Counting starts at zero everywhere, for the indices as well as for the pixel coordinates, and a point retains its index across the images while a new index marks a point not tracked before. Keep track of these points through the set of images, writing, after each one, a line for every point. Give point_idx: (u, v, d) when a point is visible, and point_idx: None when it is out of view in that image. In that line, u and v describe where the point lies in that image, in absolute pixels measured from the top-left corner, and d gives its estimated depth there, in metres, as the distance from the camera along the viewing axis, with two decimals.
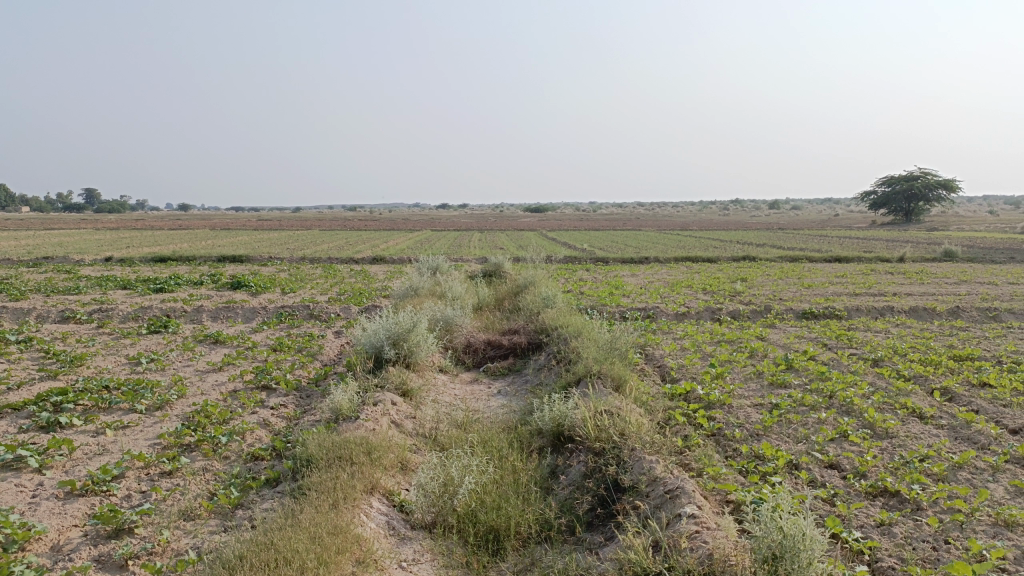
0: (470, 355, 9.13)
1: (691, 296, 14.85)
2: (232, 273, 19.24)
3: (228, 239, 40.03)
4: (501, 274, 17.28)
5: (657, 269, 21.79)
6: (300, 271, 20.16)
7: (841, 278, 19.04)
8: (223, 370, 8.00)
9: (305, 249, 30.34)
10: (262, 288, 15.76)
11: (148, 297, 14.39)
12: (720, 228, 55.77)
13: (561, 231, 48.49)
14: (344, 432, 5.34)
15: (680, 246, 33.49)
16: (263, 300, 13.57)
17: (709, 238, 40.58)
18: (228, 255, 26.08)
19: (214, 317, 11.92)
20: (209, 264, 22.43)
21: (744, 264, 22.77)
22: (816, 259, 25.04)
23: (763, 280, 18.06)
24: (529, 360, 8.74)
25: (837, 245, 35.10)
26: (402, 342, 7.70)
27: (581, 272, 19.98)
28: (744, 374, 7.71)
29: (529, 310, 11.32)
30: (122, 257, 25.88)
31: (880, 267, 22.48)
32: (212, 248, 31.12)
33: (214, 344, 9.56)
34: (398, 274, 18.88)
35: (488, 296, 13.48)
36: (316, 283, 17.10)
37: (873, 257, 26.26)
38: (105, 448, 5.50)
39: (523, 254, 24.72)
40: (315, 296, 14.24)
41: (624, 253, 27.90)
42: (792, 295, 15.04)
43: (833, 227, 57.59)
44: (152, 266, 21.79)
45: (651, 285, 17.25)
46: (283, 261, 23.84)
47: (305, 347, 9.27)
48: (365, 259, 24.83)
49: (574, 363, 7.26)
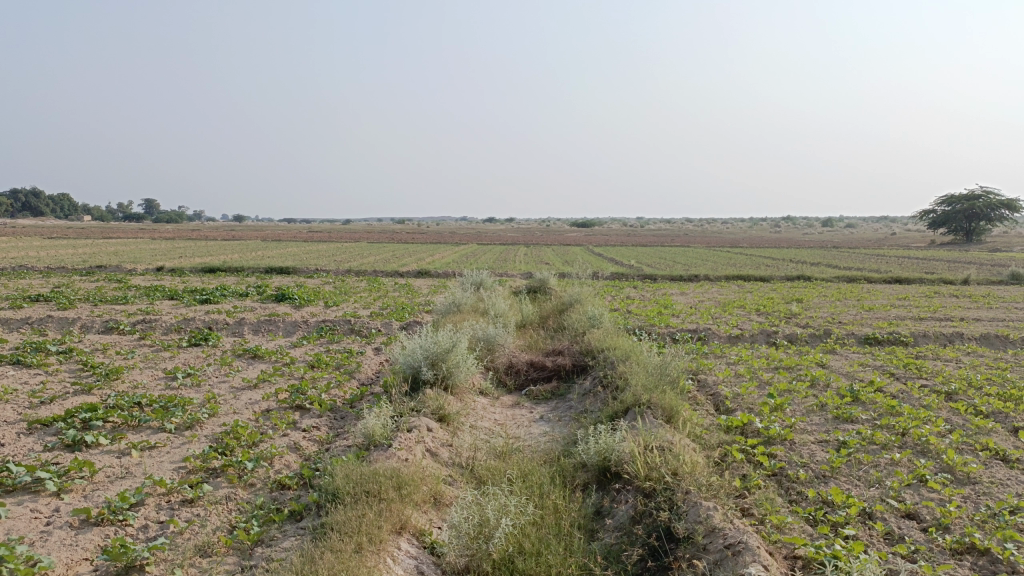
0: (512, 377, 8.75)
1: (743, 318, 14.26)
2: (277, 285, 19.25)
3: (278, 251, 40.49)
4: (547, 290, 16.91)
5: (707, 288, 21.15)
6: (345, 284, 20.08)
7: (903, 301, 18.18)
8: (258, 388, 7.77)
9: (351, 262, 30.43)
10: (306, 301, 15.66)
11: (193, 308, 14.38)
12: (771, 246, 54.50)
13: (609, 247, 47.90)
14: (376, 462, 5.01)
15: (730, 264, 32.70)
16: (305, 314, 13.44)
17: (760, 257, 39.64)
18: (276, 266, 26.22)
19: (255, 330, 11.77)
20: (256, 275, 22.54)
21: (798, 284, 21.99)
22: (874, 280, 24.09)
23: (819, 301, 17.34)
24: (574, 383, 8.33)
25: (895, 265, 33.93)
26: (440, 363, 7.37)
27: (629, 290, 19.48)
28: (806, 406, 7.19)
29: (575, 330, 10.91)
30: (174, 267, 26.22)
31: (943, 289, 21.48)
32: (261, 259, 31.42)
33: (251, 359, 9.37)
34: (442, 288, 18.64)
35: (532, 314, 13.10)
36: (359, 297, 16.95)
37: (936, 279, 25.16)
38: (128, 472, 5.26)
39: (570, 270, 24.32)
40: (357, 311, 14.05)
41: (673, 271, 27.30)
42: (852, 318, 14.35)
43: (890, 246, 55.86)
44: (201, 277, 21.99)
45: (701, 305, 16.69)
46: (329, 273, 23.86)
47: (343, 364, 9.01)
48: (410, 272, 24.73)
49: (621, 390, 6.83)
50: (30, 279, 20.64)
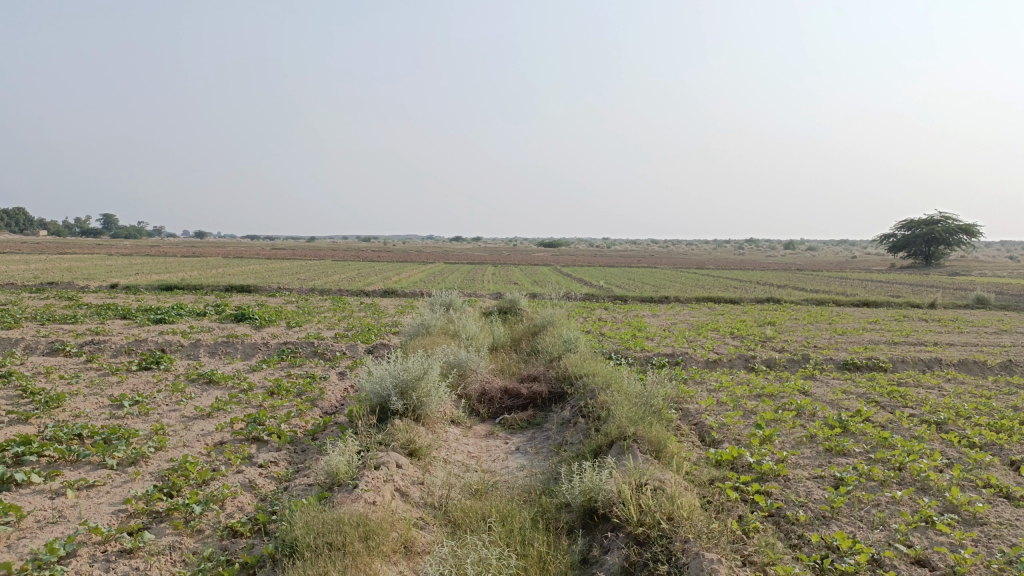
0: (486, 404, 8.29)
1: (719, 341, 13.99)
2: (238, 304, 18.57)
3: (241, 268, 39.54)
4: (517, 312, 16.52)
5: (679, 310, 20.91)
6: (309, 304, 19.45)
7: (874, 324, 18.12)
8: (212, 418, 7.21)
9: (316, 280, 29.73)
10: (267, 321, 15.03)
11: (147, 329, 13.68)
12: (737, 268, 54.84)
13: (577, 267, 47.69)
14: (340, 505, 4.53)
15: (699, 285, 32.67)
16: (266, 335, 12.84)
17: (727, 279, 39.78)
18: (237, 285, 25.44)
19: (212, 352, 11.16)
20: (216, 293, 21.80)
21: (768, 307, 21.88)
22: (842, 303, 24.11)
23: (792, 325, 17.16)
24: (551, 412, 7.90)
25: (860, 289, 34.20)
26: (411, 391, 6.90)
27: (599, 312, 19.15)
28: (795, 437, 6.85)
29: (549, 354, 10.50)
30: (129, 284, 25.31)
31: (911, 313, 21.54)
32: (222, 276, 30.57)
33: (206, 385, 8.79)
34: (409, 309, 18.17)
35: (504, 336, 12.66)
36: (324, 317, 16.34)
37: (903, 303, 25.26)
38: (61, 516, 4.68)
39: (539, 291, 23.98)
40: (321, 332, 13.47)
41: (642, 292, 27.06)
42: (827, 343, 14.15)
43: (852, 269, 56.61)
44: (157, 295, 21.19)
45: (674, 327, 16.42)
46: (292, 292, 23.19)
47: (305, 390, 8.48)
48: (376, 292, 24.18)
49: (603, 421, 6.43)
50: None
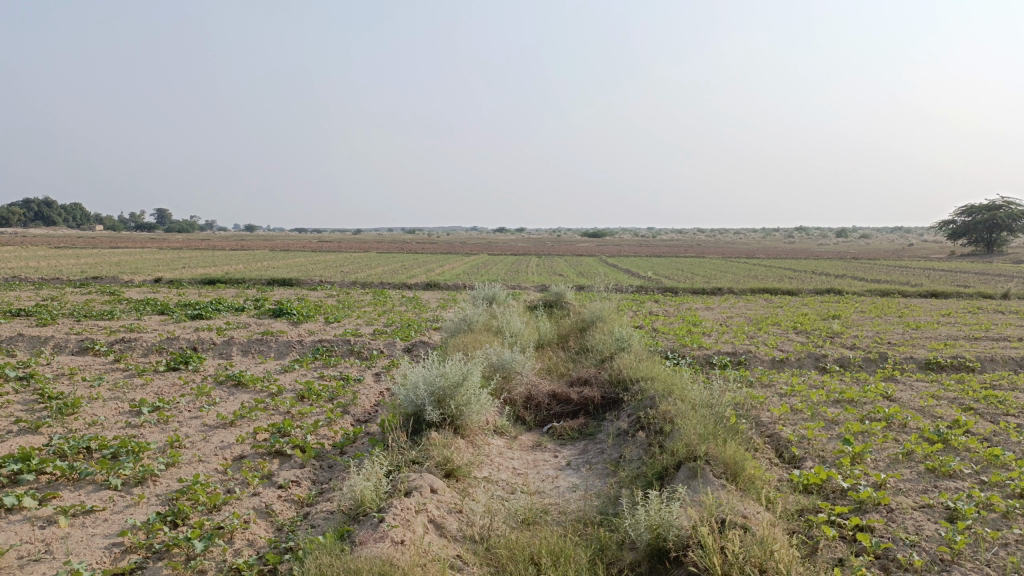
0: (532, 411, 7.55)
1: (782, 337, 13.03)
2: (277, 298, 18.15)
3: (285, 261, 39.46)
4: (564, 305, 15.73)
5: (733, 302, 19.86)
6: (350, 297, 18.93)
7: (947, 317, 16.87)
8: (234, 428, 6.59)
9: (358, 273, 29.30)
10: (305, 316, 14.50)
11: (182, 325, 13.25)
12: (789, 257, 53.02)
13: (623, 257, 46.62)
14: (362, 546, 3.83)
15: (751, 276, 31.43)
16: (302, 331, 12.29)
17: (780, 268, 38.36)
18: (279, 278, 25.11)
19: (244, 351, 10.62)
20: (257, 287, 21.44)
21: (828, 299, 20.69)
22: (908, 294, 22.71)
23: (857, 319, 16.02)
24: (605, 421, 7.12)
25: (923, 278, 32.52)
26: (448, 400, 6.17)
27: (650, 304, 18.24)
28: (890, 456, 5.98)
29: (600, 353, 9.70)
30: (173, 278, 25.17)
31: (984, 304, 20.14)
32: (266, 270, 30.36)
33: (234, 388, 8.21)
34: (451, 303, 17.52)
35: (550, 333, 11.88)
36: (363, 312, 15.78)
37: (974, 293, 23.72)
38: (46, 552, 4.06)
39: (585, 283, 23.13)
40: (359, 328, 12.87)
41: (693, 283, 25.95)
42: (900, 339, 13.05)
43: (911, 258, 54.32)
44: (198, 289, 20.91)
45: (731, 321, 15.47)
46: (333, 285, 22.75)
47: (338, 393, 7.84)
48: (418, 285, 23.62)
49: (668, 436, 5.63)
50: (20, 292, 19.64)
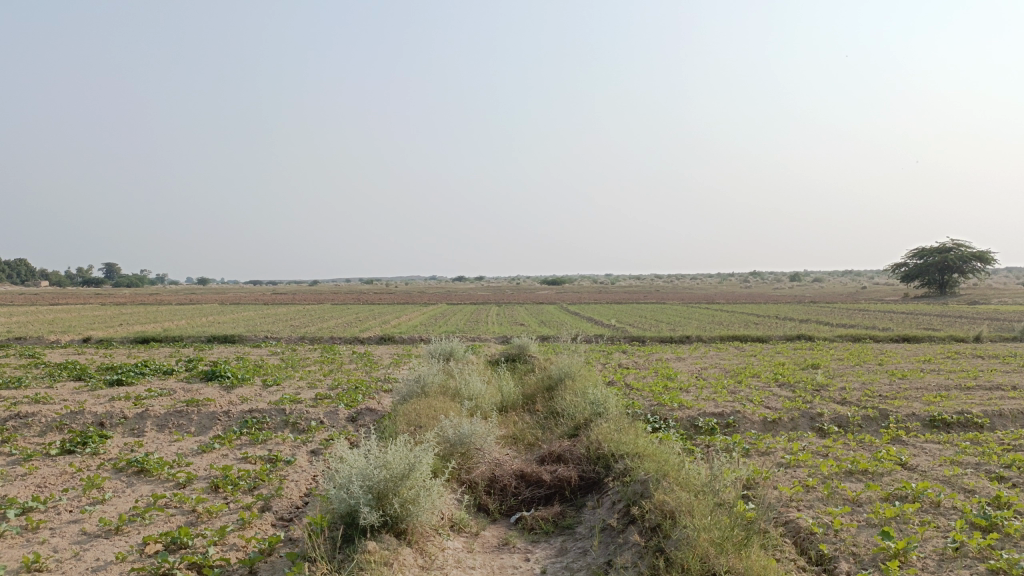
0: (497, 498, 6.26)
1: (765, 391, 11.99)
2: (214, 358, 16.56)
3: (233, 315, 37.56)
4: (527, 361, 14.53)
5: (704, 352, 18.81)
6: (295, 356, 17.41)
7: (928, 364, 16.09)
8: (119, 538, 5.17)
9: (307, 327, 27.75)
10: (241, 379, 13.01)
11: (96, 394, 11.65)
12: (750, 302, 52.65)
13: (584, 306, 45.61)
14: None
15: (716, 322, 30.68)
16: (233, 399, 10.83)
17: (743, 314, 37.78)
18: (221, 334, 23.47)
19: (160, 426, 9.13)
20: (194, 346, 19.78)
21: (801, 346, 19.78)
22: (880, 340, 22.00)
23: (838, 368, 15.08)
24: (586, 509, 5.88)
25: (885, 321, 32.06)
26: (390, 497, 4.87)
27: (618, 357, 17.06)
28: (940, 553, 4.86)
29: (572, 419, 8.48)
30: (104, 337, 23.30)
31: (959, 349, 19.49)
32: (210, 325, 28.58)
33: (134, 478, 6.76)
34: (406, 360, 16.19)
35: (514, 394, 10.62)
36: (308, 372, 14.34)
37: (945, 337, 23.13)
38: None
39: (548, 333, 22.00)
40: (299, 393, 11.44)
41: (659, 332, 25.01)
42: (891, 391, 12.07)
43: (868, 301, 54.44)
44: (128, 349, 19.19)
45: (707, 374, 14.42)
46: (279, 342, 21.23)
47: (261, 482, 6.45)
48: (371, 339, 22.23)
49: (672, 542, 4.43)
50: None
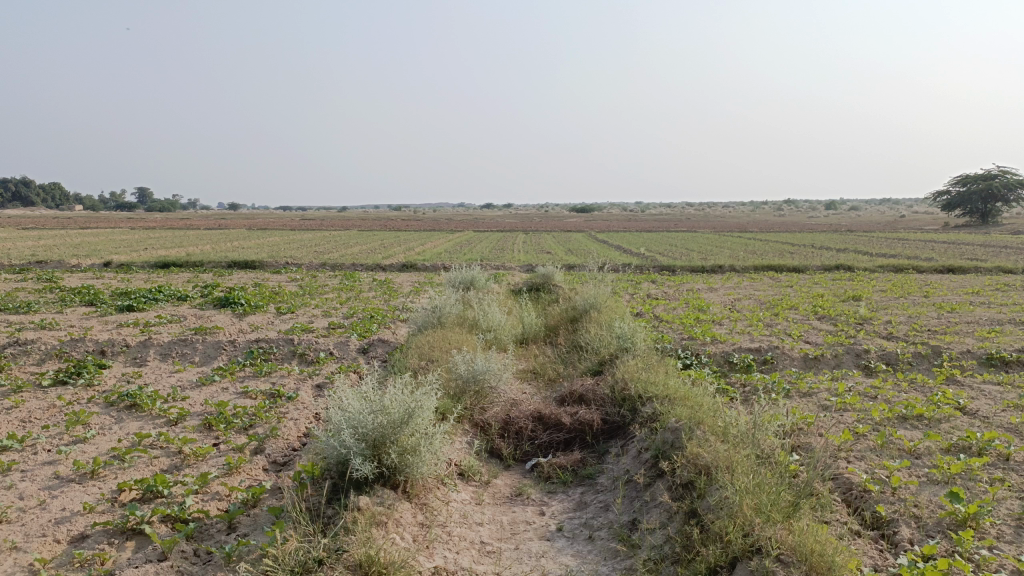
0: (511, 442, 5.70)
1: (804, 324, 11.26)
2: (230, 285, 16.16)
3: (257, 241, 37.31)
4: (552, 290, 13.90)
5: (737, 282, 18.01)
6: (314, 282, 16.95)
7: (978, 296, 15.16)
8: (93, 484, 4.72)
9: (331, 253, 27.32)
10: (254, 306, 12.57)
11: (105, 320, 11.28)
12: (784, 230, 51.15)
13: (612, 233, 44.54)
14: None
15: (750, 251, 29.67)
16: (243, 327, 10.37)
17: (776, 243, 36.59)
18: (243, 260, 23.11)
19: (163, 356, 8.70)
20: (214, 272, 19.43)
21: (839, 277, 18.86)
22: (924, 270, 20.96)
23: (880, 300, 14.24)
24: (609, 458, 5.31)
25: (926, 251, 30.75)
26: (387, 445, 4.31)
27: (647, 287, 16.35)
28: (1018, 518, 4.20)
29: (597, 353, 7.87)
30: (126, 262, 23.07)
31: (1009, 281, 18.43)
32: (234, 251, 28.28)
33: (124, 414, 6.30)
34: (426, 287, 15.66)
35: (536, 325, 10.02)
36: (324, 299, 13.87)
37: (993, 267, 22.01)
38: None
39: (574, 262, 21.30)
40: (312, 322, 10.96)
41: (691, 260, 24.16)
42: (939, 325, 11.27)
43: (906, 230, 52.61)
44: (147, 274, 18.89)
45: (741, 305, 13.69)
46: (300, 268, 20.80)
47: (256, 421, 5.95)
48: (393, 266, 21.74)
49: (707, 507, 3.84)
50: None
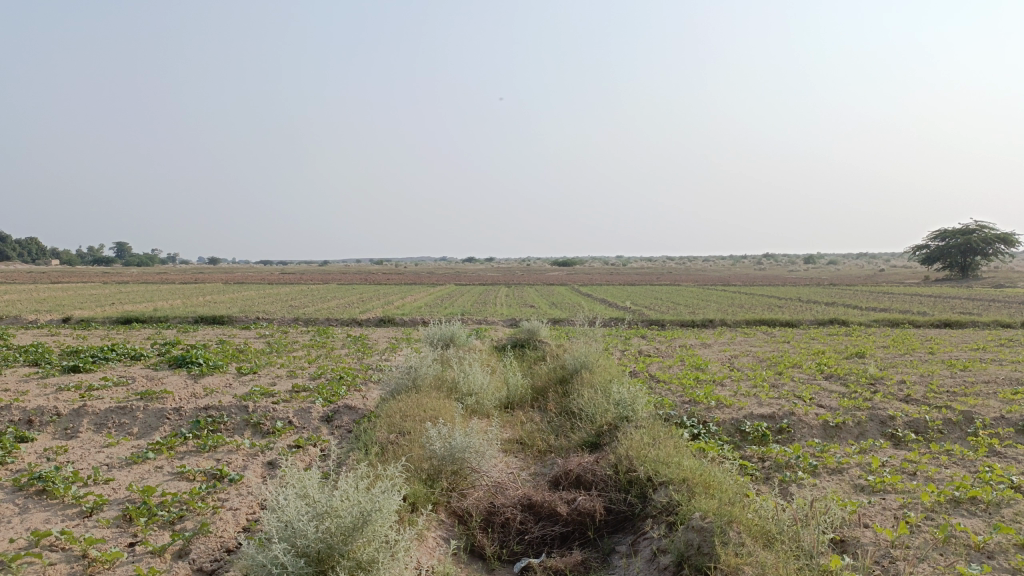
0: (497, 538, 4.71)
1: (813, 384, 10.37)
2: (193, 342, 15.05)
3: (229, 295, 36.11)
4: (538, 347, 12.96)
5: (730, 337, 17.16)
6: (284, 339, 15.88)
7: (985, 353, 14.41)
8: None
9: (306, 308, 26.26)
10: (214, 366, 11.48)
11: (43, 384, 10.12)
12: (766, 285, 50.73)
13: (595, 287, 43.90)
14: None
15: (737, 305, 28.95)
16: (197, 391, 9.29)
17: (761, 297, 36.02)
18: (211, 315, 21.98)
19: (97, 427, 7.59)
20: (178, 328, 18.28)
21: (836, 332, 18.07)
22: (921, 325, 20.22)
23: (886, 357, 13.43)
24: (617, 560, 4.34)
25: (915, 305, 30.19)
26: (336, 559, 3.32)
27: (638, 343, 15.45)
28: None
29: (592, 423, 6.91)
30: (87, 317, 21.82)
31: (1010, 336, 17.73)
32: (205, 306, 27.13)
33: (29, 500, 5.22)
34: (403, 345, 14.68)
35: (522, 388, 9.05)
36: (292, 358, 12.81)
37: (990, 322, 21.35)
38: None
39: (559, 316, 20.42)
40: (274, 384, 9.91)
41: (679, 315, 23.35)
42: (958, 386, 10.42)
43: (889, 284, 52.44)
44: (104, 331, 17.69)
45: (740, 363, 12.80)
46: (271, 324, 19.71)
47: (187, 514, 4.91)
48: (370, 321, 20.71)
49: None
50: None
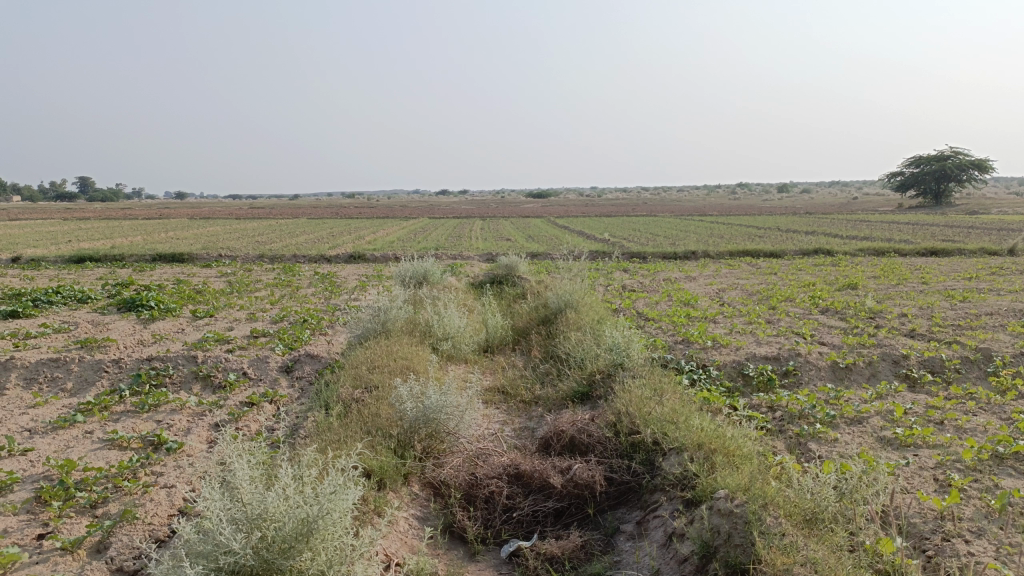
0: (479, 514, 4.02)
1: (810, 319, 9.74)
2: (148, 282, 14.05)
3: (192, 231, 34.68)
4: (517, 283, 12.19)
5: (715, 270, 16.52)
6: (246, 278, 14.92)
7: (979, 282, 13.89)
8: None
9: (273, 244, 25.15)
10: (168, 308, 10.58)
11: None
12: (742, 214, 50.18)
13: (572, 218, 42.99)
14: None
15: (717, 235, 28.34)
16: (144, 338, 8.43)
17: (740, 226, 35.39)
18: (171, 253, 20.84)
19: (26, 383, 6.74)
20: (134, 267, 17.20)
21: (822, 263, 17.48)
22: (907, 254, 19.68)
23: (880, 289, 12.85)
24: (623, 543, 3.68)
25: (895, 233, 29.76)
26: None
27: (620, 277, 14.73)
28: None
29: (581, 372, 6.19)
30: (39, 256, 20.59)
31: (1000, 263, 17.24)
32: (167, 243, 25.91)
33: None
34: (374, 282, 13.82)
35: (502, 330, 8.30)
36: (254, 299, 11.91)
37: (976, 249, 20.89)
38: None
39: (538, 250, 19.62)
40: (231, 329, 9.06)
41: (659, 246, 22.64)
42: (962, 319, 9.84)
43: (865, 211, 52.13)
44: (53, 271, 16.55)
45: (729, 297, 12.16)
46: (234, 261, 18.67)
47: (112, 495, 4.14)
48: (340, 257, 19.71)
49: None
50: None
